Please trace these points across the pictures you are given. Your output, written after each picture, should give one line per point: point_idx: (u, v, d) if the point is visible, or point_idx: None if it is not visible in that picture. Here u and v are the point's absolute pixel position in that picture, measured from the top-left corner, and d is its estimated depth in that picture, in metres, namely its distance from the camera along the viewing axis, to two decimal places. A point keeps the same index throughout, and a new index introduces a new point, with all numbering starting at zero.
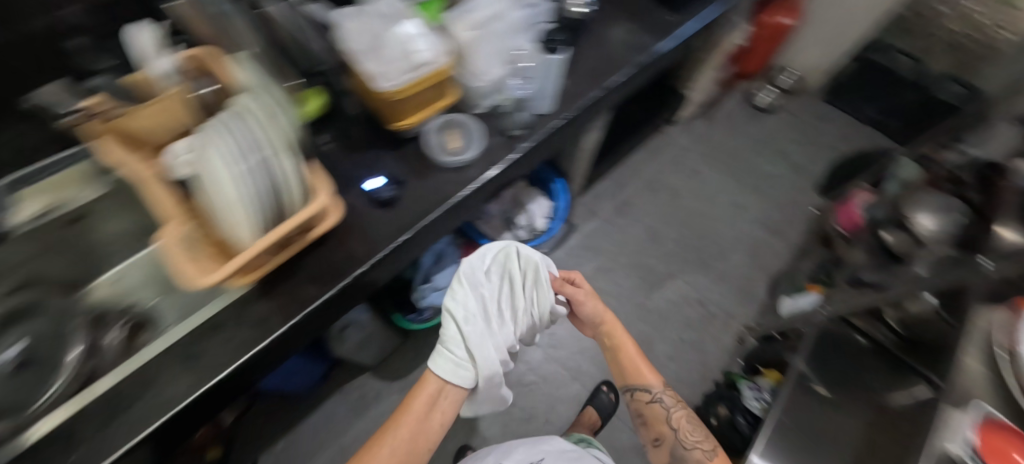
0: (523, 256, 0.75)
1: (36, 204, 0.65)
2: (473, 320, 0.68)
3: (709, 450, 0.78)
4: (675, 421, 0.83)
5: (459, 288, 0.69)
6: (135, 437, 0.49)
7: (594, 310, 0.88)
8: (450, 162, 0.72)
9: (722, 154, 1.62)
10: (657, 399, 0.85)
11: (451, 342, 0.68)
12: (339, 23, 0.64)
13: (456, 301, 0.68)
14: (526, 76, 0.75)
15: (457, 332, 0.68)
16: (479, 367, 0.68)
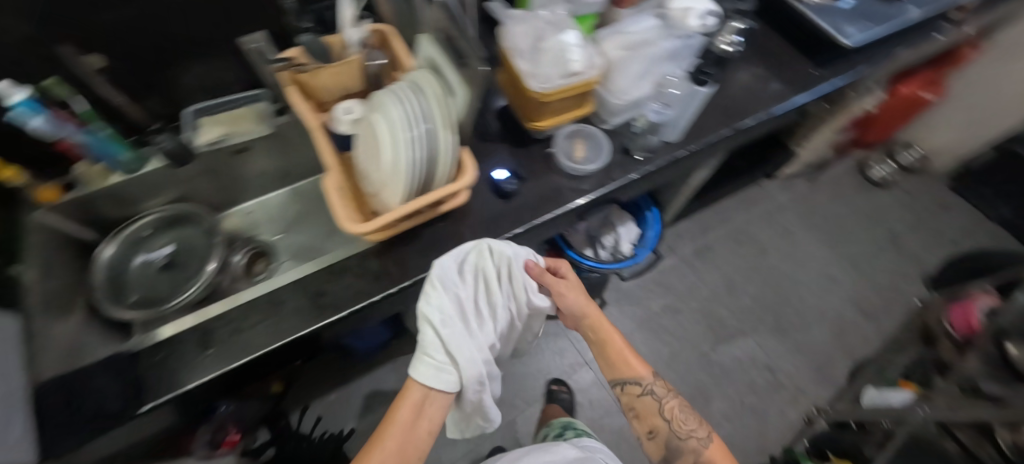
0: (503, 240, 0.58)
1: (215, 132, 0.75)
2: (453, 322, 0.52)
3: (703, 450, 0.63)
4: (667, 415, 0.66)
5: (435, 287, 0.53)
6: (266, 347, 0.60)
7: (576, 300, 0.66)
8: (573, 170, 0.73)
9: (822, 221, 1.52)
10: (648, 393, 0.67)
11: (431, 348, 0.51)
12: (504, 23, 0.68)
13: (432, 306, 0.52)
14: (665, 102, 0.75)
15: (435, 336, 0.51)
16: (466, 371, 0.51)
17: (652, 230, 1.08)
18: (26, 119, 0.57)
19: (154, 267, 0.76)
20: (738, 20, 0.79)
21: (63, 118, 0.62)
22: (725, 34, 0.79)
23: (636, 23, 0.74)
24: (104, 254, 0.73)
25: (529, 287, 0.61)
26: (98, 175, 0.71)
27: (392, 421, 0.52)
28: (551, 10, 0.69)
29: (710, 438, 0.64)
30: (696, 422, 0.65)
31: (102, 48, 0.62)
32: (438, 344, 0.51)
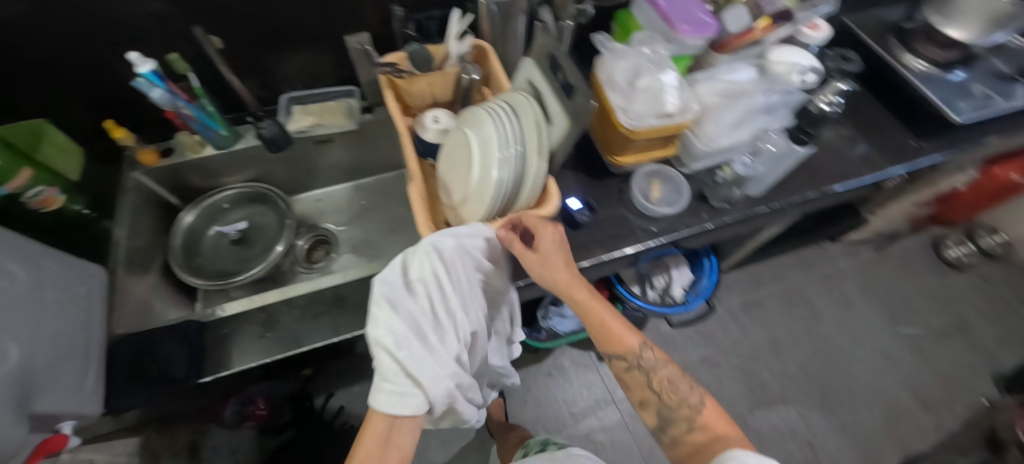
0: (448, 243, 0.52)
1: (303, 121, 0.77)
2: (407, 337, 0.48)
3: (697, 421, 0.50)
4: (658, 387, 0.54)
5: (384, 306, 0.49)
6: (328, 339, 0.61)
7: (550, 270, 0.54)
8: (650, 210, 0.70)
9: (885, 295, 1.42)
10: (637, 366, 0.54)
11: (391, 374, 0.46)
12: (600, 54, 0.68)
13: (381, 328, 0.48)
14: (756, 156, 0.70)
15: (389, 354, 0.47)
16: (432, 392, 0.46)
17: (709, 278, 1.02)
18: (149, 89, 0.60)
19: (228, 240, 0.80)
20: (842, 80, 0.74)
21: (179, 93, 0.65)
22: (828, 93, 0.74)
23: (732, 71, 0.72)
24: (184, 222, 0.77)
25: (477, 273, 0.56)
26: (196, 146, 0.74)
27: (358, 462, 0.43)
28: (652, 46, 0.68)
29: (706, 402, 0.52)
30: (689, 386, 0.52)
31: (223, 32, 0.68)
32: (397, 369, 0.46)
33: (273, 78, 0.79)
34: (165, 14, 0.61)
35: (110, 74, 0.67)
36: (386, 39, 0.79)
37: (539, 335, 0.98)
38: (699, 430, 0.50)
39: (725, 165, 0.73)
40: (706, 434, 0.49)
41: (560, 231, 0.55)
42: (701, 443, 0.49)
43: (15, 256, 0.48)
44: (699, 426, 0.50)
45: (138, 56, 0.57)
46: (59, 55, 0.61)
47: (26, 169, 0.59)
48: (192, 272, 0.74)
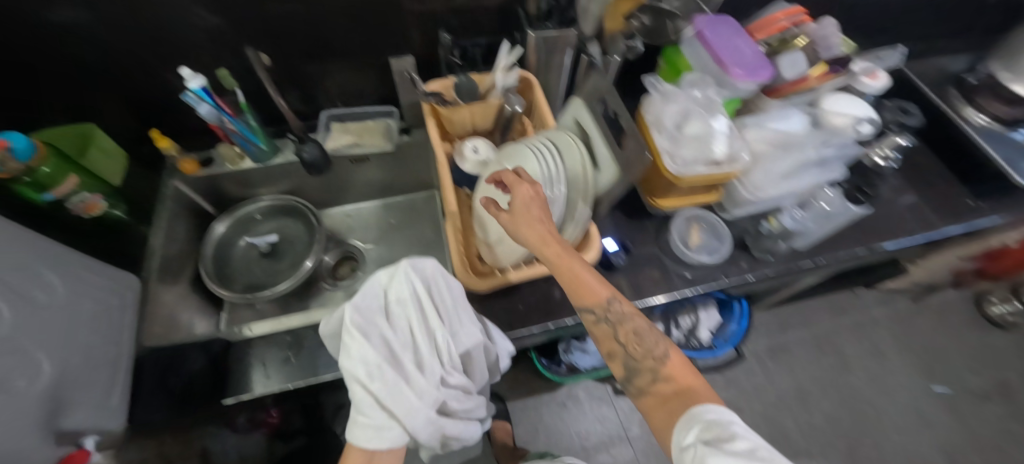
0: (421, 276, 0.55)
1: (341, 139, 0.78)
2: (378, 366, 0.48)
3: (662, 372, 0.46)
4: (625, 339, 0.48)
5: (358, 337, 0.49)
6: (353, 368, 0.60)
7: (523, 226, 0.47)
8: (687, 255, 0.68)
9: (922, 349, 1.34)
10: (606, 320, 0.48)
11: (366, 407, 0.47)
12: (647, 93, 0.66)
13: (354, 360, 0.49)
14: (807, 211, 0.69)
15: (364, 384, 0.48)
16: (405, 420, 0.47)
17: (739, 324, 0.99)
18: (196, 104, 0.61)
19: (257, 252, 0.79)
20: (902, 135, 0.71)
21: (225, 108, 0.65)
22: (884, 147, 0.72)
23: (783, 118, 0.69)
24: (217, 232, 0.77)
25: (457, 302, 0.57)
26: (235, 159, 0.75)
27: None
28: (702, 89, 0.65)
29: (670, 352, 0.47)
30: (654, 337, 0.47)
31: (270, 49, 0.70)
32: (372, 400, 0.47)
33: (315, 95, 0.80)
34: (217, 29, 0.65)
35: (163, 84, 0.71)
36: (428, 63, 0.80)
37: (557, 367, 0.95)
38: (663, 381, 0.46)
39: (771, 216, 0.71)
40: (673, 386, 0.45)
41: (539, 191, 0.48)
42: (667, 395, 0.45)
43: (62, 265, 0.49)
44: (663, 377, 0.46)
45: (190, 72, 0.58)
46: (120, 63, 0.66)
47: (74, 176, 0.60)
48: (220, 282, 0.74)
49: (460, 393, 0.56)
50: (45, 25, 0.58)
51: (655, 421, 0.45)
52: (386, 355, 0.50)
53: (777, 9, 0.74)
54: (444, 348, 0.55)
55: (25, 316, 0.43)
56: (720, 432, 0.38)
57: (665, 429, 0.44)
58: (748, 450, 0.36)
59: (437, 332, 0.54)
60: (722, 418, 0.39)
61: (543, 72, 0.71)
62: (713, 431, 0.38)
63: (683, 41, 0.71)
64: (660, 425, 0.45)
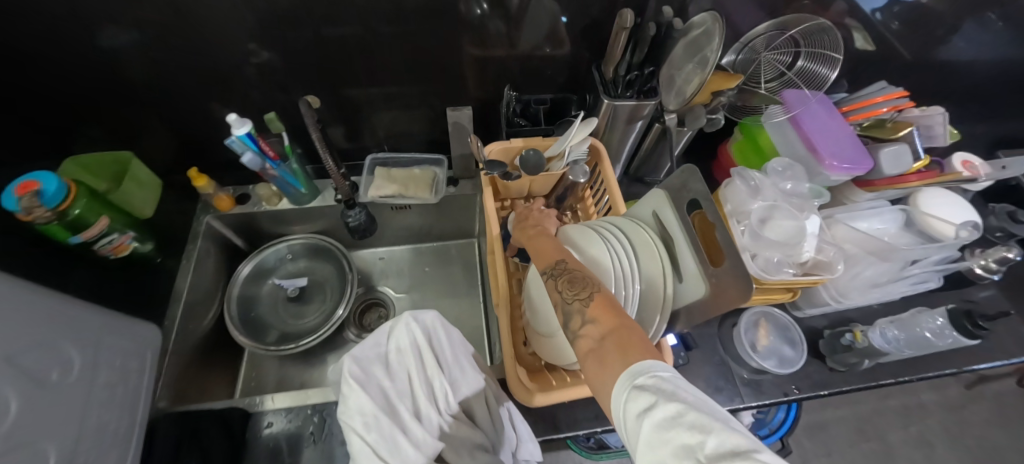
0: (422, 323, 0.51)
1: (385, 188, 0.72)
2: (374, 414, 0.43)
3: (588, 311, 0.33)
4: (558, 286, 0.37)
5: (353, 386, 0.45)
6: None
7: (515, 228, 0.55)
8: (751, 358, 0.60)
9: (974, 444, 1.23)
10: (547, 272, 0.40)
11: (360, 457, 0.42)
12: (733, 179, 0.60)
13: (350, 408, 0.44)
14: (899, 330, 0.62)
15: (359, 434, 0.43)
16: None
17: (784, 413, 0.98)
18: (241, 151, 0.57)
19: (285, 294, 0.76)
20: (1013, 248, 0.61)
21: (270, 154, 0.62)
22: (988, 258, 0.63)
23: (865, 218, 0.64)
24: (240, 275, 0.73)
25: (458, 350, 0.52)
26: (271, 198, 0.73)
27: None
28: (792, 181, 0.59)
29: (605, 296, 0.35)
30: (592, 283, 0.36)
31: (323, 87, 0.66)
32: (367, 452, 0.42)
33: (361, 133, 0.76)
34: (269, 65, 0.61)
35: (207, 116, 0.67)
36: (483, 111, 0.75)
37: (587, 443, 0.96)
38: (592, 324, 0.33)
39: (857, 330, 0.61)
40: (595, 332, 0.32)
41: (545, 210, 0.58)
42: (590, 342, 0.32)
43: (86, 329, 0.45)
44: (592, 318, 0.33)
45: (237, 119, 0.54)
46: (165, 93, 0.62)
47: (105, 217, 0.56)
48: (244, 329, 0.70)
49: (470, 447, 0.47)
50: (92, 50, 0.54)
51: (592, 383, 0.31)
52: (383, 405, 0.45)
53: (876, 93, 0.67)
54: (443, 395, 0.49)
55: (39, 396, 0.38)
56: (644, 396, 0.25)
57: (599, 386, 0.29)
58: (674, 415, 0.23)
59: (435, 378, 0.49)
60: (657, 379, 0.26)
61: (608, 138, 0.66)
62: (638, 395, 0.26)
63: (769, 121, 0.64)
64: (593, 382, 0.30)
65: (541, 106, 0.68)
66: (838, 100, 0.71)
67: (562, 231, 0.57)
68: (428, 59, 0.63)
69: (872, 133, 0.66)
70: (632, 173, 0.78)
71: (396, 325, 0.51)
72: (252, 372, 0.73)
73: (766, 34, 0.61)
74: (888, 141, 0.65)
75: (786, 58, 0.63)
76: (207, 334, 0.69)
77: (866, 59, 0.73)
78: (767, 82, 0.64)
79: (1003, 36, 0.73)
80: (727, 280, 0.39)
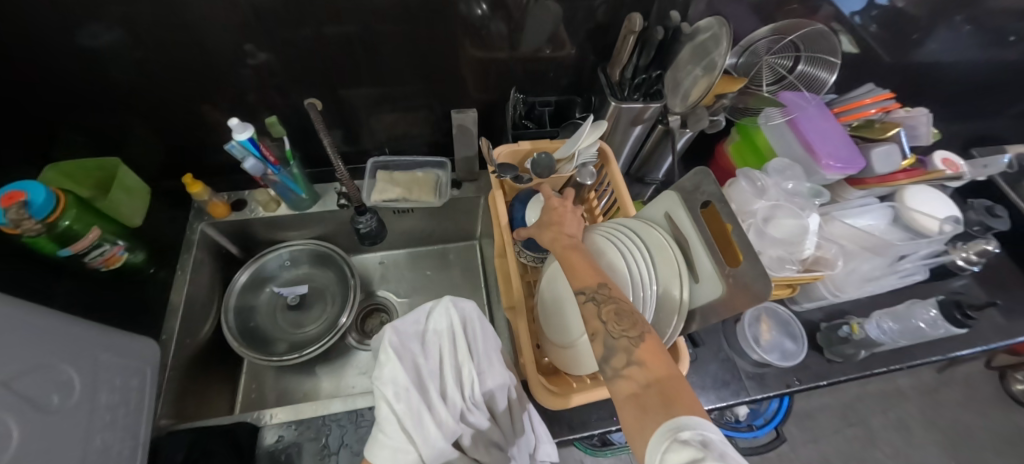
0: (462, 313, 0.50)
1: (389, 192, 0.71)
2: (409, 385, 0.43)
3: (636, 353, 0.33)
4: (604, 316, 0.36)
5: (390, 353, 0.44)
6: None
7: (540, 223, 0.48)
8: (754, 351, 0.62)
9: (947, 426, 1.30)
10: (591, 297, 0.37)
11: (387, 424, 0.41)
12: (736, 179, 0.62)
13: (385, 376, 0.43)
14: (896, 323, 0.66)
15: (389, 402, 0.42)
16: (426, 452, 0.41)
17: (776, 404, 1.03)
18: (242, 156, 0.55)
19: (285, 302, 0.74)
20: (991, 241, 0.66)
21: (270, 159, 0.60)
22: (970, 251, 0.67)
23: (858, 214, 0.66)
24: (237, 285, 0.70)
25: (491, 344, 0.51)
26: (269, 204, 0.71)
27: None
28: (792, 181, 0.62)
29: (652, 338, 0.34)
30: (639, 320, 0.35)
31: (322, 88, 0.64)
32: (393, 421, 0.41)
33: (360, 136, 0.74)
34: (267, 66, 0.58)
35: (200, 119, 0.64)
36: (485, 113, 0.74)
37: (591, 441, 0.99)
38: (637, 367, 0.32)
39: (855, 323, 0.64)
40: (641, 376, 0.32)
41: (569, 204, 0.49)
42: (636, 386, 0.31)
43: (84, 349, 0.43)
44: (639, 360, 0.32)
45: (240, 123, 0.52)
46: (154, 95, 0.59)
47: (96, 227, 0.54)
48: (243, 340, 0.68)
49: (486, 442, 0.47)
50: (76, 50, 0.51)
51: (628, 425, 0.31)
52: (416, 379, 0.45)
53: (863, 95, 0.70)
54: (470, 383, 0.48)
55: (41, 420, 0.36)
56: (688, 451, 0.25)
57: (636, 433, 0.30)
58: None
59: (466, 366, 0.48)
60: (703, 436, 0.26)
61: (611, 140, 0.67)
62: (682, 451, 0.25)
63: (767, 124, 0.66)
64: (631, 426, 0.31)
65: (544, 108, 0.69)
66: (826, 100, 0.73)
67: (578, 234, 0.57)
68: (431, 60, 0.62)
69: (863, 132, 0.68)
70: (634, 173, 0.79)
71: (435, 305, 0.50)
72: (251, 384, 0.71)
73: (767, 39, 0.62)
74: (879, 141, 0.67)
75: (786, 63, 0.65)
76: (204, 347, 0.66)
77: (852, 62, 0.77)
78: (768, 84, 0.66)
79: (976, 41, 0.77)
80: (745, 280, 0.40)
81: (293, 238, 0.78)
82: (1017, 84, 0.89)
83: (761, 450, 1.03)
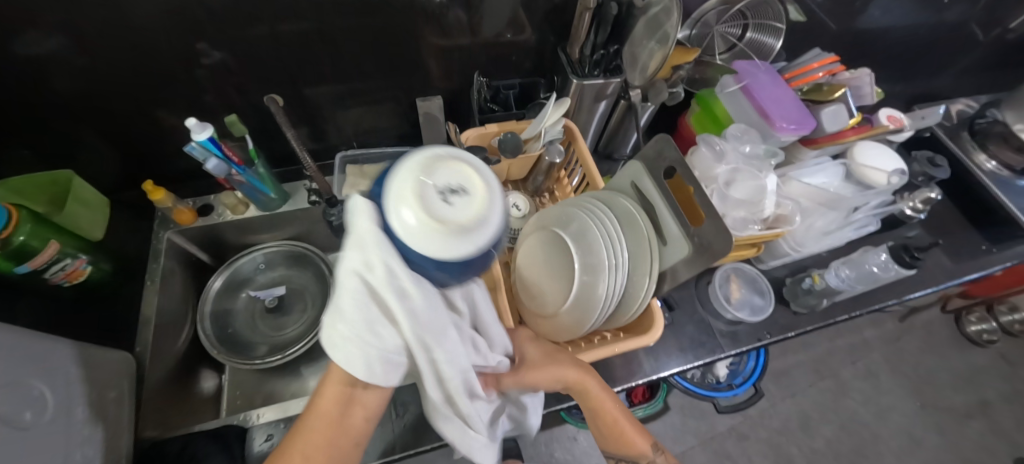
0: (424, 163, 0.29)
1: (357, 185, 0.69)
2: (404, 282, 0.30)
3: None
4: None
5: (377, 247, 0.29)
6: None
7: (531, 371, 0.48)
8: (727, 311, 0.65)
9: (912, 370, 1.39)
10: None
11: (347, 324, 0.31)
12: (698, 146, 0.65)
13: (372, 273, 0.30)
14: (852, 271, 0.70)
15: (356, 299, 0.31)
16: (395, 361, 0.33)
17: (754, 362, 1.09)
18: (204, 157, 0.55)
19: (263, 306, 0.73)
20: (936, 189, 0.70)
21: (235, 159, 0.59)
22: (916, 200, 0.72)
23: (814, 173, 0.69)
24: (212, 290, 0.69)
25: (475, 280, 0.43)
26: (238, 207, 0.69)
27: (331, 418, 0.34)
28: (749, 144, 0.64)
29: None
30: None
31: (283, 86, 0.63)
32: (356, 332, 0.31)
33: (328, 131, 0.74)
34: (223, 65, 0.57)
35: (156, 124, 0.62)
36: (451, 100, 0.74)
37: (581, 414, 1.05)
38: None
39: (816, 274, 0.69)
40: None
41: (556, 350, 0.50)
42: None
43: (57, 364, 0.42)
44: None
45: (197, 124, 0.51)
46: (104, 101, 0.57)
47: (54, 242, 0.52)
48: (222, 346, 0.67)
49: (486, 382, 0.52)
50: (13, 61, 0.49)
51: None
52: (377, 287, 0.30)
53: (810, 59, 0.73)
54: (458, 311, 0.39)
55: (19, 440, 0.36)
56: None
57: None
58: None
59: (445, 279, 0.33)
60: None
61: (576, 118, 0.68)
62: None
63: (722, 92, 0.68)
64: None
65: (510, 91, 0.71)
66: (778, 68, 0.76)
67: (551, 211, 0.60)
68: (392, 51, 0.62)
69: (811, 96, 0.70)
70: (602, 150, 0.80)
71: (398, 170, 0.29)
72: (236, 392, 0.69)
73: (716, 10, 0.61)
74: (825, 102, 0.69)
75: (736, 30, 0.67)
76: (183, 357, 0.64)
77: (803, 29, 0.80)
78: (721, 53, 0.69)
79: (914, 3, 0.82)
80: (708, 240, 0.42)
81: (267, 240, 0.77)
82: (952, 43, 0.95)
83: (741, 407, 1.08)
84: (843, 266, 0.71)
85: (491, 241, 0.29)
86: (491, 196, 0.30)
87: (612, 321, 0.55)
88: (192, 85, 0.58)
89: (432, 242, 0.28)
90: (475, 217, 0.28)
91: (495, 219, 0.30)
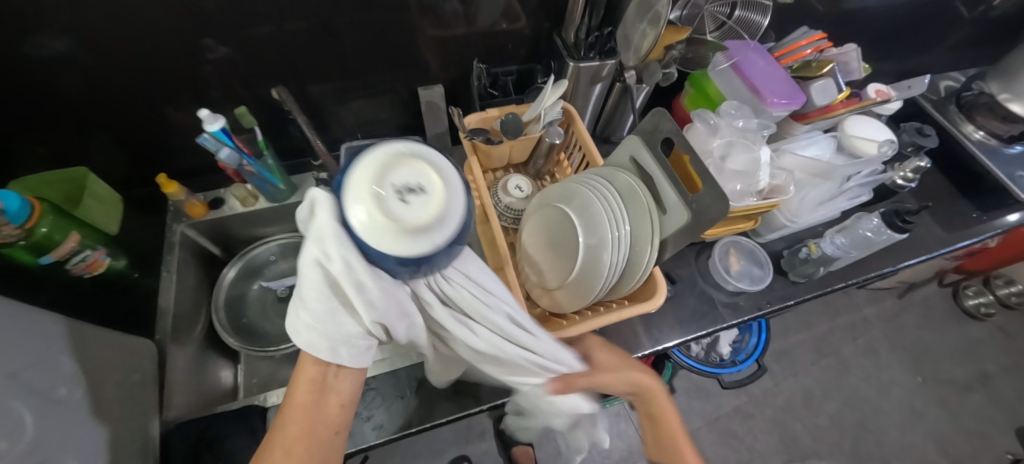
0: (378, 165, 0.31)
1: None
2: (360, 276, 0.35)
3: None
4: None
5: (335, 243, 0.33)
6: (376, 438, 0.55)
7: (607, 373, 0.51)
8: (728, 282, 0.68)
9: (911, 345, 1.41)
10: None
11: (311, 313, 0.37)
12: (693, 122, 0.67)
13: (331, 263, 0.34)
14: (847, 240, 0.72)
15: (319, 291, 0.36)
16: (356, 343, 0.39)
17: (755, 339, 1.11)
18: (217, 147, 0.57)
19: (274, 296, 0.75)
20: (924, 158, 0.73)
21: (245, 149, 0.61)
22: (906, 169, 0.75)
23: (806, 145, 0.71)
24: (226, 279, 0.72)
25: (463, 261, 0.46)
26: (247, 199, 0.71)
27: (304, 406, 0.38)
28: (742, 119, 0.66)
29: None
30: None
31: (287, 80, 0.64)
32: (322, 319, 0.37)
33: (331, 123, 0.75)
34: (227, 60, 0.58)
35: (163, 120, 0.64)
36: (450, 89, 0.76)
37: None
38: None
39: (811, 243, 0.70)
40: None
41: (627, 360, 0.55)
42: None
43: (82, 345, 0.43)
44: None
45: (211, 115, 0.53)
46: (114, 99, 0.58)
47: (74, 233, 0.54)
48: (237, 334, 0.69)
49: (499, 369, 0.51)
50: (28, 62, 0.50)
51: None
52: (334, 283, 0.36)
53: (798, 38, 0.75)
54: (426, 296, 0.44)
55: (52, 415, 0.37)
56: None
57: None
58: None
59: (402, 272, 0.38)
60: None
61: (573, 101, 0.70)
62: None
63: (714, 70, 0.70)
64: None
65: (508, 77, 0.74)
66: (767, 48, 0.77)
67: (552, 191, 0.62)
68: (391, 41, 0.64)
69: (802, 73, 0.72)
70: (600, 134, 0.83)
71: (352, 172, 0.31)
72: (252, 379, 0.70)
73: None
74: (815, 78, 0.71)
75: (725, 9, 0.68)
76: (200, 346, 0.66)
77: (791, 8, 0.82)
78: (711, 32, 0.71)
79: None
80: (705, 205, 0.44)
81: (275, 232, 0.79)
82: (938, 19, 0.97)
83: (744, 383, 1.10)
84: (838, 233, 0.73)
85: (445, 237, 0.33)
86: (448, 193, 0.32)
87: (617, 291, 0.56)
88: (198, 80, 0.60)
89: (388, 236, 0.32)
90: (432, 216, 0.31)
91: (451, 213, 0.33)
